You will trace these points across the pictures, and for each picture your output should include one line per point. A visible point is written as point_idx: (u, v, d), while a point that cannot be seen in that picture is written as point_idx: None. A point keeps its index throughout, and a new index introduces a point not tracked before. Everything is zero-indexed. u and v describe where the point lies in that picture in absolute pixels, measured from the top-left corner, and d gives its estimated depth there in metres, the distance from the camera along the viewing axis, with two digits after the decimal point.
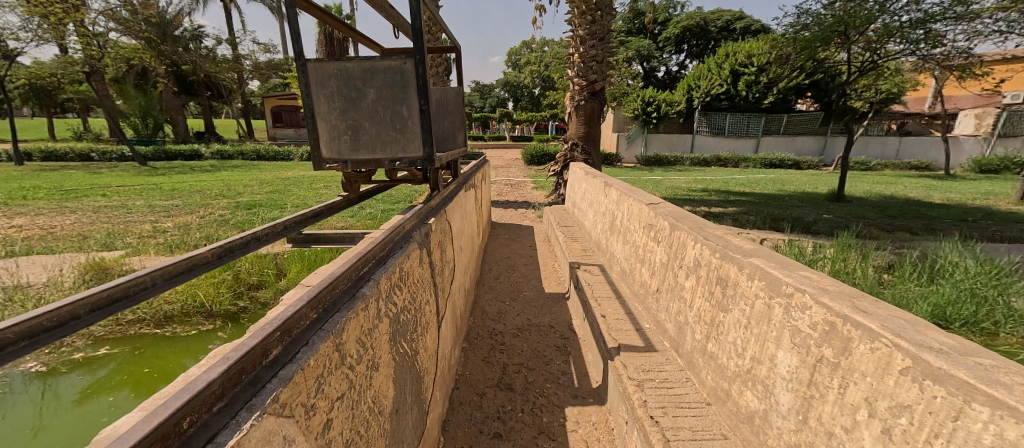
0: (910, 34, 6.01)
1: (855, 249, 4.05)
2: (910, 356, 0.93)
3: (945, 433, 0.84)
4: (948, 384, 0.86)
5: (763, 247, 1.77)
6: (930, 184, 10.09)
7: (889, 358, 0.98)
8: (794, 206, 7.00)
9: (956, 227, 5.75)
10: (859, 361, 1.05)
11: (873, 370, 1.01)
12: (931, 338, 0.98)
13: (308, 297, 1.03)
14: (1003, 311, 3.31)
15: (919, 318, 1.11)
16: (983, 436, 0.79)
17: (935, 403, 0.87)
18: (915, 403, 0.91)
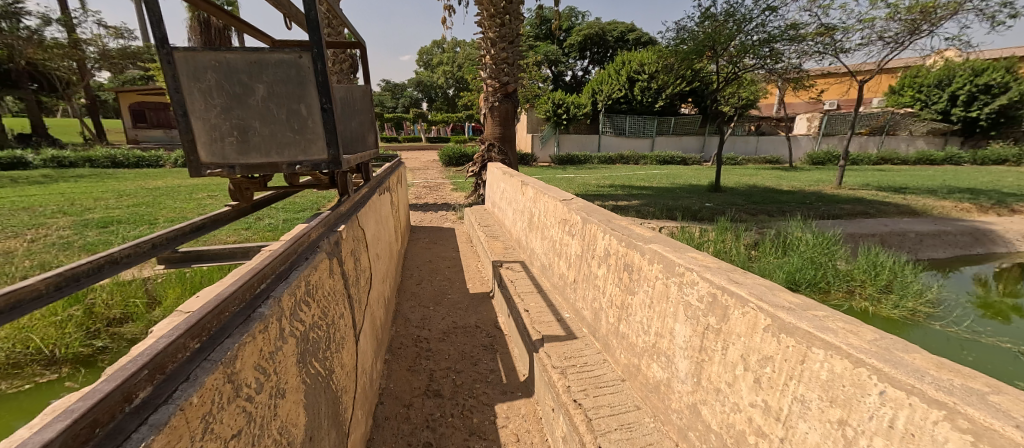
0: (760, 51, 7.20)
1: (731, 231, 4.74)
2: (769, 316, 1.13)
3: (796, 375, 1.04)
4: (795, 336, 1.05)
5: (661, 233, 1.99)
6: (781, 175, 12.19)
7: (756, 319, 1.17)
8: (683, 197, 7.94)
9: (800, 208, 7.06)
10: (736, 324, 1.24)
11: (745, 331, 1.20)
12: (784, 299, 1.20)
13: (188, 323, 0.90)
14: (832, 273, 4.28)
15: (774, 283, 1.34)
16: (821, 373, 0.99)
17: (787, 351, 1.07)
18: (775, 354, 1.10)
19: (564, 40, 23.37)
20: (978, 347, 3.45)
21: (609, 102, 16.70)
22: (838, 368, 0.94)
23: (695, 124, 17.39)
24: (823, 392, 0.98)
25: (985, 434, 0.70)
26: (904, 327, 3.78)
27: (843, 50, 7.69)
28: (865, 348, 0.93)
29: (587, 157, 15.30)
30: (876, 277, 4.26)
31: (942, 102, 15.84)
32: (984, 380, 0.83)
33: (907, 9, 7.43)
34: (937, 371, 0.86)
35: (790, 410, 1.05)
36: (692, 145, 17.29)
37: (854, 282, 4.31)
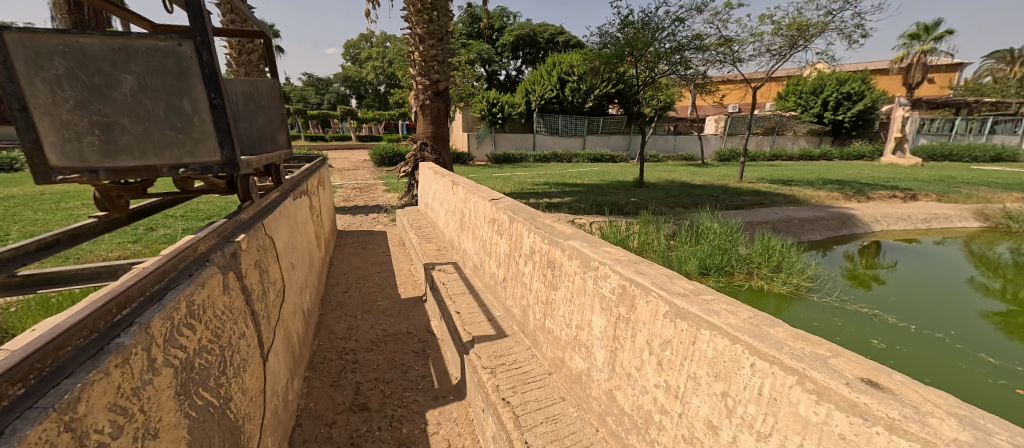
0: (672, 57, 7.82)
1: (652, 223, 5.14)
2: (667, 303, 1.24)
3: (690, 356, 1.15)
4: (687, 320, 1.17)
5: (580, 229, 2.08)
6: (694, 171, 13.38)
7: (657, 307, 1.27)
8: (612, 193, 8.41)
9: (710, 201, 7.83)
10: (641, 312, 1.34)
11: (649, 318, 1.30)
12: (681, 286, 1.32)
13: (8, 365, 0.75)
14: (735, 257, 4.84)
15: (674, 271, 1.47)
16: (708, 351, 1.10)
17: (681, 333, 1.18)
18: (673, 337, 1.21)
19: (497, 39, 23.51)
20: (844, 313, 4.13)
21: (542, 103, 17.01)
22: (722, 348, 1.06)
23: (620, 124, 18.34)
24: (710, 368, 1.10)
25: (825, 393, 0.85)
26: (790, 301, 4.40)
27: (739, 60, 8.65)
28: (743, 327, 1.06)
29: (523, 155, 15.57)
30: (770, 258, 4.87)
31: (816, 106, 18.48)
32: (828, 346, 1.00)
33: (787, 27, 8.56)
34: (793, 342, 1.01)
35: (685, 387, 1.17)
36: (619, 144, 18.26)
37: (753, 264, 4.91)
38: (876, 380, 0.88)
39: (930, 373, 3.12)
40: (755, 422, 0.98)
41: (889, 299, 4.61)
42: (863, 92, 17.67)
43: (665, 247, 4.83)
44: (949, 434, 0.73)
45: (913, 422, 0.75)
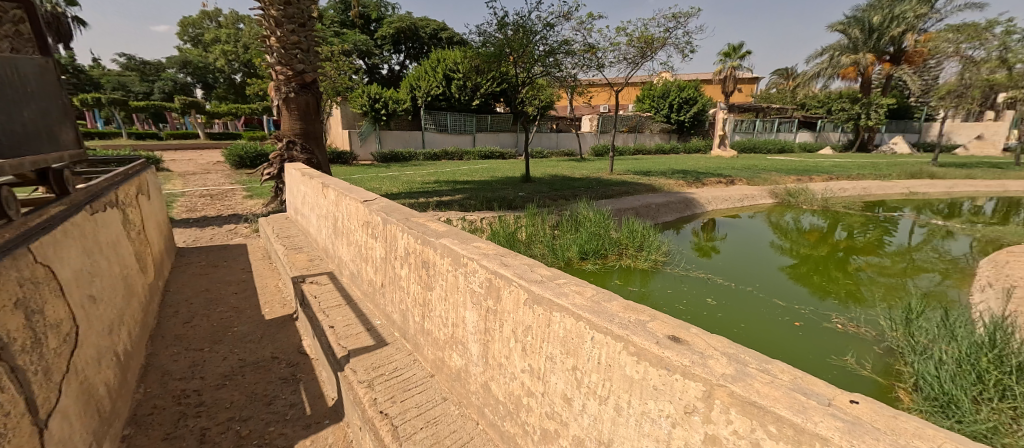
0: (546, 60, 8.28)
1: (537, 216, 5.50)
2: (526, 290, 1.45)
3: (547, 338, 1.41)
4: (542, 305, 1.40)
5: (453, 226, 2.07)
6: (574, 165, 14.49)
7: (518, 295, 1.47)
8: (501, 188, 8.63)
9: (587, 192, 8.59)
10: (507, 304, 1.50)
11: (514, 308, 1.48)
12: (538, 273, 1.57)
13: None
14: (608, 241, 5.43)
15: (535, 260, 1.69)
16: (560, 330, 1.37)
17: (540, 318, 1.41)
18: (533, 323, 1.44)
19: (374, 30, 22.16)
20: (689, 279, 4.97)
21: (428, 99, 16.70)
22: (570, 327, 1.33)
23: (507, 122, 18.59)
24: (563, 346, 1.37)
25: (642, 353, 1.18)
26: (652, 275, 5.11)
27: (603, 66, 9.62)
28: (586, 308, 1.33)
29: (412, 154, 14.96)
30: (635, 240, 5.53)
31: (665, 108, 21.61)
32: (646, 313, 1.41)
33: (637, 39, 9.80)
34: (623, 314, 1.36)
35: (545, 368, 1.43)
36: (508, 141, 18.46)
37: (622, 246, 5.54)
38: (678, 335, 1.29)
39: (746, 319, 3.99)
40: (597, 388, 1.29)
41: (720, 264, 5.69)
42: (696, 98, 21.28)
43: (550, 236, 5.32)
44: (719, 371, 1.11)
45: (697, 365, 1.10)
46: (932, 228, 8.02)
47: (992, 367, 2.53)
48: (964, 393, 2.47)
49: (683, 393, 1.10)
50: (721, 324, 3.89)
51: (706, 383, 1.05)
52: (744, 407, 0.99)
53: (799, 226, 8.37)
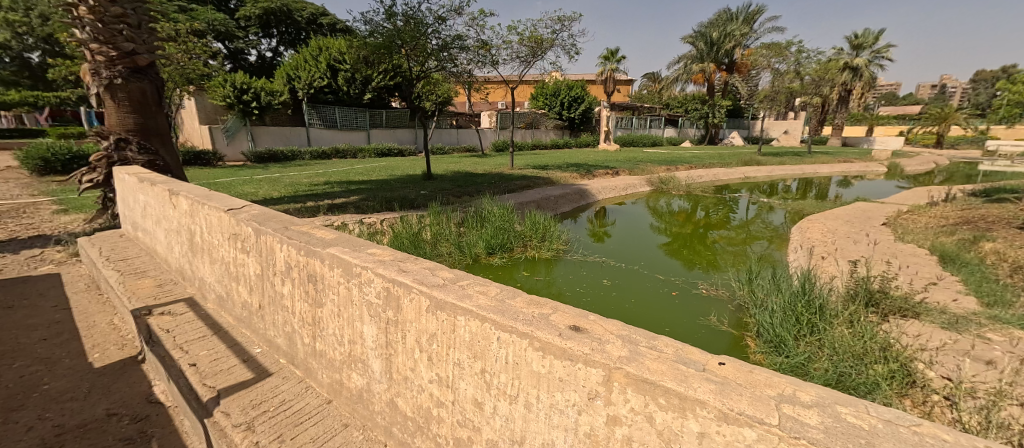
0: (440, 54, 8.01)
1: (441, 214, 5.37)
2: (427, 296, 1.39)
3: (452, 344, 1.37)
4: (445, 309, 1.36)
5: (343, 234, 1.91)
6: (476, 161, 14.47)
7: (419, 302, 1.41)
8: (401, 187, 8.18)
9: (491, 187, 8.61)
10: (406, 312, 1.44)
11: (414, 315, 1.43)
12: (439, 276, 1.54)
13: None
14: (513, 234, 5.54)
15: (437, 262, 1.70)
16: (464, 334, 1.34)
17: (442, 323, 1.38)
18: (436, 330, 1.39)
19: (235, 10, 19.28)
20: (588, 264, 5.31)
21: (311, 91, 15.14)
22: (474, 330, 1.33)
23: (405, 118, 17.57)
24: (469, 350, 1.35)
25: (548, 347, 1.22)
26: (556, 263, 5.36)
27: (496, 62, 9.70)
28: (488, 307, 1.34)
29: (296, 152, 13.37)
30: (538, 231, 5.70)
31: (557, 105, 22.83)
32: (548, 305, 1.47)
33: (528, 38, 10.11)
34: (525, 309, 1.39)
35: (452, 376, 1.40)
36: (407, 137, 17.67)
37: (526, 238, 5.68)
38: (579, 324, 1.36)
39: (637, 296, 4.43)
40: (506, 389, 1.30)
41: (612, 247, 6.22)
42: (583, 96, 22.92)
43: (455, 234, 5.24)
44: (616, 353, 1.22)
45: (596, 352, 1.19)
46: (762, 204, 9.88)
47: (806, 310, 3.22)
48: (789, 335, 3.10)
49: (586, 380, 1.18)
50: (616, 302, 4.25)
51: (606, 368, 1.15)
52: (638, 385, 1.11)
53: (671, 209, 9.60)
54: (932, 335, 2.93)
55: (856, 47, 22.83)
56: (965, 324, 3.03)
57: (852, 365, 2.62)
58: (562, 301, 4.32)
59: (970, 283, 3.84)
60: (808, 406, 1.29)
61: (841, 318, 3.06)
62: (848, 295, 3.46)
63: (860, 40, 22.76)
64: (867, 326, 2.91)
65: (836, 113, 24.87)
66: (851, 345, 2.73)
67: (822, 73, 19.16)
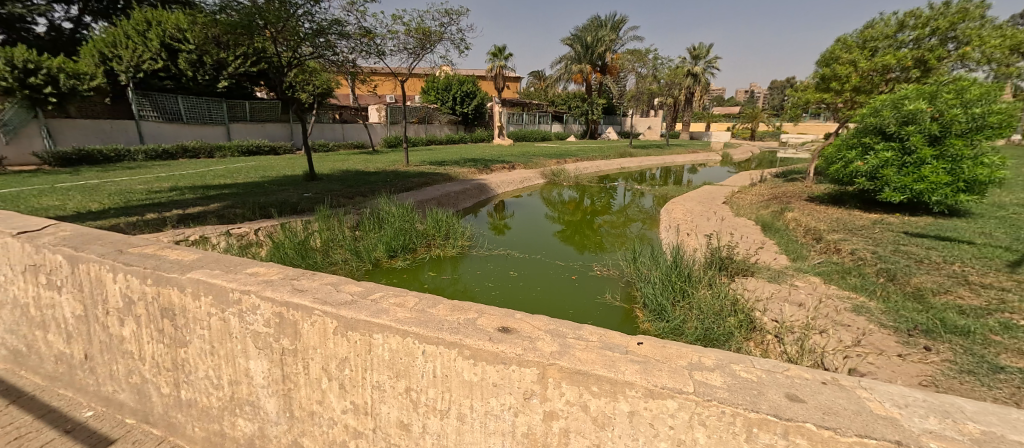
0: (315, 40, 7.13)
1: (333, 217, 4.92)
2: (335, 317, 1.34)
3: (371, 366, 1.34)
4: (357, 329, 1.33)
5: (204, 255, 1.76)
6: (366, 159, 13.53)
7: (324, 326, 1.36)
8: (279, 190, 7.16)
9: (385, 186, 8.08)
10: (309, 337, 1.38)
11: (320, 341, 1.37)
12: (345, 292, 1.51)
13: None
14: (415, 234, 5.30)
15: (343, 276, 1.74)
16: (383, 353, 1.33)
17: (357, 345, 1.34)
18: (346, 354, 1.35)
19: None
20: (494, 258, 5.33)
21: (138, 76, 12.04)
22: (396, 344, 1.31)
23: (276, 111, 15.78)
24: (390, 370, 1.33)
25: (478, 354, 1.25)
26: (461, 260, 5.27)
27: (382, 53, 9.06)
28: (405, 320, 1.33)
29: (124, 152, 10.67)
30: (441, 229, 5.52)
31: (449, 100, 22.52)
32: (473, 309, 1.51)
33: (415, 30, 9.70)
34: (449, 317, 1.41)
35: (373, 401, 1.37)
36: (279, 133, 15.63)
37: (429, 237, 5.47)
38: (506, 325, 1.42)
39: (541, 282, 4.61)
40: (435, 404, 1.31)
41: (514, 239, 6.36)
42: (475, 91, 22.99)
43: (350, 238, 4.81)
44: (547, 349, 1.30)
45: (528, 351, 1.25)
46: (635, 191, 11.12)
47: (679, 279, 3.67)
48: (668, 302, 3.50)
49: (520, 380, 1.24)
50: (523, 292, 4.34)
51: (540, 367, 1.22)
52: (572, 377, 1.22)
53: (562, 199, 10.23)
54: (765, 288, 3.59)
55: (695, 58, 26.87)
56: (783, 278, 3.80)
57: (713, 321, 3.12)
58: (471, 297, 4.25)
59: (780, 246, 4.81)
60: (712, 370, 1.41)
61: (703, 281, 3.57)
62: (708, 261, 4.01)
63: (698, 51, 26.86)
64: (722, 287, 3.45)
65: (685, 112, 29.22)
66: (716, 306, 3.21)
67: (674, 77, 22.28)
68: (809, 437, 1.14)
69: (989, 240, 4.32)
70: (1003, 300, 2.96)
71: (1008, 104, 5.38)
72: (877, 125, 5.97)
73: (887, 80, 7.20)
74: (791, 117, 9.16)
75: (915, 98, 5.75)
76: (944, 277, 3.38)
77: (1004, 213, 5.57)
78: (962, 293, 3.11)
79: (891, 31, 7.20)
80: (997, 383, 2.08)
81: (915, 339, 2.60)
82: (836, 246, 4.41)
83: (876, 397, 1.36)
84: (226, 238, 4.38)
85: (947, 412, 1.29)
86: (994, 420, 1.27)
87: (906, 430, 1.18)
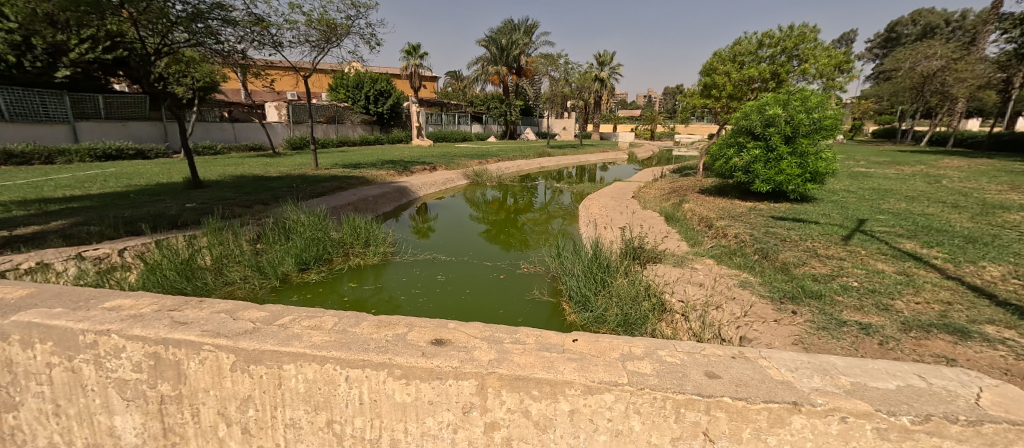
0: (190, 26, 6.17)
1: (226, 230, 4.35)
2: (231, 352, 1.46)
3: (291, 401, 1.45)
4: (263, 362, 1.45)
5: (37, 297, 1.80)
6: (266, 162, 12.22)
7: (218, 363, 1.48)
8: (152, 201, 6.12)
9: (290, 192, 7.37)
10: (197, 379, 1.50)
11: (212, 380, 1.49)
12: (243, 322, 1.65)
13: None
14: (330, 243, 4.89)
15: (239, 302, 1.90)
16: (298, 387, 1.44)
17: (264, 379, 1.46)
18: (249, 394, 1.47)
19: None
20: (419, 263, 5.12)
21: None
22: (315, 371, 1.42)
23: (143, 107, 13.43)
24: (307, 405, 1.44)
25: (410, 374, 1.38)
26: (384, 267, 4.96)
27: (277, 44, 8.16)
28: (322, 346, 1.45)
29: None
30: (359, 236, 5.16)
31: (361, 99, 21.31)
32: (399, 326, 1.67)
33: (317, 21, 8.93)
34: (376, 335, 1.57)
35: (290, 439, 1.47)
36: (148, 133, 13.25)
37: (346, 245, 5.08)
38: (440, 337, 1.58)
39: (469, 284, 4.54)
40: (362, 434, 1.42)
41: (439, 242, 6.18)
42: (389, 90, 22.03)
43: (250, 253, 4.29)
44: (486, 358, 1.44)
45: (465, 364, 1.39)
46: (554, 189, 11.56)
47: (599, 270, 3.84)
48: (591, 292, 3.65)
49: (459, 394, 1.37)
50: (452, 296, 4.21)
51: (479, 379, 1.35)
52: (510, 385, 1.35)
53: (485, 199, 10.25)
54: (671, 272, 3.92)
55: (601, 64, 28.76)
56: (686, 262, 4.19)
57: (630, 306, 3.32)
58: (396, 306, 4.03)
59: (680, 234, 5.34)
60: (643, 358, 1.50)
61: (620, 271, 3.78)
62: (623, 251, 4.27)
63: (603, 57, 28.80)
64: (636, 274, 3.70)
65: (594, 113, 31.19)
66: (633, 292, 3.43)
67: (583, 81, 23.66)
68: (726, 410, 1.30)
69: (830, 219, 5.20)
70: (841, 267, 3.56)
71: (835, 111, 6.49)
72: (747, 127, 6.84)
73: (752, 89, 8.39)
74: (682, 119, 10.22)
75: (773, 105, 6.67)
76: (801, 252, 3.99)
77: (838, 197, 6.79)
78: (814, 264, 3.69)
79: (753, 48, 8.30)
80: (843, 335, 2.49)
81: (785, 305, 2.99)
82: (723, 231, 5.00)
83: (774, 364, 1.52)
84: (80, 262, 3.63)
85: (826, 370, 1.50)
86: (859, 371, 1.49)
87: (800, 391, 1.35)
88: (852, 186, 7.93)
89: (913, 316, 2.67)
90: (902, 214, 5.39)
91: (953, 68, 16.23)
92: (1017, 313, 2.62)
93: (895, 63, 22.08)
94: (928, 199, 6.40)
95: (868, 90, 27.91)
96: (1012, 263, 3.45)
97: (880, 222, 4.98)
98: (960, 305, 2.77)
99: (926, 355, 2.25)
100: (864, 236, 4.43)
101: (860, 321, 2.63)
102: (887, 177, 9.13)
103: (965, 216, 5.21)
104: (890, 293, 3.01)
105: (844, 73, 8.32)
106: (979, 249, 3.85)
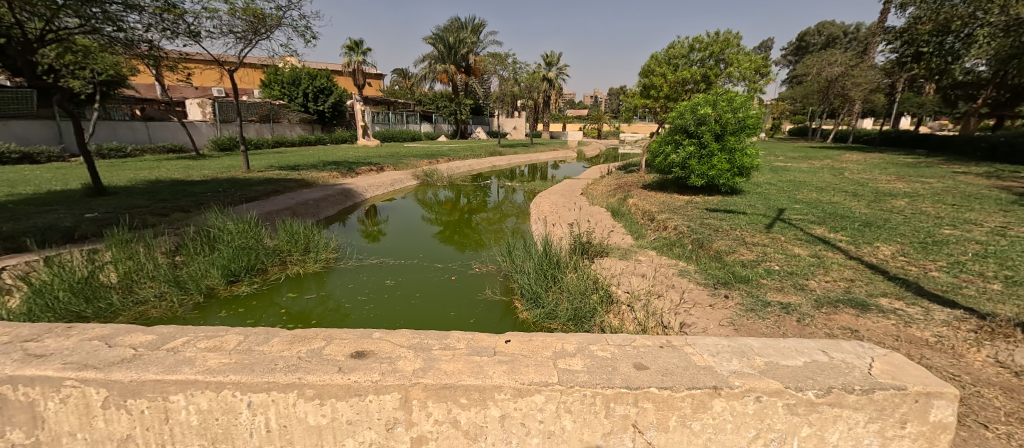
0: (83, 10, 5.40)
1: (136, 242, 3.87)
2: (102, 388, 1.38)
3: (184, 433, 1.38)
4: (149, 397, 1.38)
5: None
6: (186, 165, 11.06)
7: (86, 401, 1.39)
8: (40, 211, 5.31)
9: (215, 197, 6.73)
10: (59, 421, 1.39)
11: (79, 421, 1.40)
12: (119, 349, 1.56)
13: None
14: (263, 252, 4.50)
15: (117, 327, 1.78)
16: (191, 421, 1.38)
17: (145, 414, 1.39)
18: (126, 432, 1.39)
19: None
20: (365, 268, 4.86)
21: None
22: (210, 399, 1.36)
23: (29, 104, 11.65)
24: (203, 437, 1.38)
25: (324, 392, 1.35)
26: (328, 275, 4.64)
27: (193, 33, 7.38)
28: (218, 372, 1.39)
29: None
30: (298, 243, 4.81)
31: (299, 96, 20.00)
32: (316, 342, 1.62)
33: (242, 11, 8.20)
34: (286, 353, 1.53)
35: None
36: (38, 133, 11.49)
37: (283, 253, 4.73)
38: (361, 349, 1.56)
39: (421, 287, 4.38)
40: None
41: (387, 246, 5.91)
42: (330, 87, 20.90)
43: (167, 267, 3.84)
44: (410, 368, 1.43)
45: (387, 377, 1.37)
46: (507, 188, 11.55)
47: (550, 266, 3.87)
48: (543, 289, 3.68)
49: (381, 410, 1.35)
50: (401, 302, 4.03)
51: (402, 393, 1.34)
52: (436, 396, 1.35)
53: (437, 199, 10.00)
54: (616, 265, 4.05)
55: (548, 64, 29.23)
56: (631, 255, 4.35)
57: (580, 300, 3.38)
58: (343, 315, 3.79)
59: (625, 227, 5.54)
60: (573, 355, 1.54)
61: (570, 266, 3.83)
62: (572, 247, 4.32)
63: (550, 58, 29.29)
64: (585, 269, 3.77)
65: (543, 113, 31.68)
66: (582, 286, 3.49)
67: (530, 81, 23.94)
68: (653, 400, 1.34)
69: (756, 210, 5.65)
70: (766, 253, 3.87)
71: (757, 111, 7.02)
72: (682, 125, 7.24)
73: (686, 90, 8.90)
74: (626, 119, 10.59)
75: (704, 104, 7.09)
76: (732, 240, 4.30)
77: (762, 189, 7.40)
78: (743, 250, 3.97)
79: (686, 52, 8.81)
80: (768, 315, 2.70)
81: (719, 289, 3.20)
82: (664, 224, 5.25)
83: (698, 351, 1.60)
84: None
85: (744, 352, 1.59)
86: (773, 351, 1.60)
87: (719, 375, 1.42)
88: (773, 179, 8.69)
89: (824, 293, 2.96)
90: (814, 203, 5.97)
91: (851, 74, 18.32)
92: (904, 285, 3.00)
93: (805, 69, 24.62)
94: (835, 189, 7.14)
95: (785, 93, 30.85)
96: (899, 242, 3.95)
97: (797, 211, 5.48)
98: (860, 281, 3.12)
99: (836, 328, 2.49)
100: (783, 224, 4.85)
101: (781, 301, 2.86)
102: (803, 170, 10.08)
103: (863, 203, 5.88)
104: (805, 273, 3.32)
105: (764, 77, 9.10)
106: (875, 232, 4.35)
